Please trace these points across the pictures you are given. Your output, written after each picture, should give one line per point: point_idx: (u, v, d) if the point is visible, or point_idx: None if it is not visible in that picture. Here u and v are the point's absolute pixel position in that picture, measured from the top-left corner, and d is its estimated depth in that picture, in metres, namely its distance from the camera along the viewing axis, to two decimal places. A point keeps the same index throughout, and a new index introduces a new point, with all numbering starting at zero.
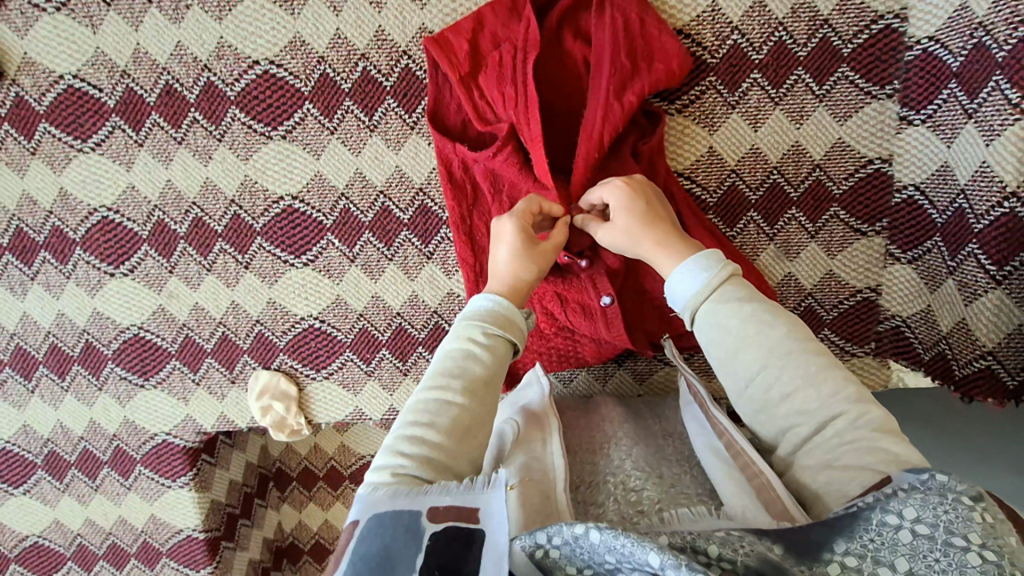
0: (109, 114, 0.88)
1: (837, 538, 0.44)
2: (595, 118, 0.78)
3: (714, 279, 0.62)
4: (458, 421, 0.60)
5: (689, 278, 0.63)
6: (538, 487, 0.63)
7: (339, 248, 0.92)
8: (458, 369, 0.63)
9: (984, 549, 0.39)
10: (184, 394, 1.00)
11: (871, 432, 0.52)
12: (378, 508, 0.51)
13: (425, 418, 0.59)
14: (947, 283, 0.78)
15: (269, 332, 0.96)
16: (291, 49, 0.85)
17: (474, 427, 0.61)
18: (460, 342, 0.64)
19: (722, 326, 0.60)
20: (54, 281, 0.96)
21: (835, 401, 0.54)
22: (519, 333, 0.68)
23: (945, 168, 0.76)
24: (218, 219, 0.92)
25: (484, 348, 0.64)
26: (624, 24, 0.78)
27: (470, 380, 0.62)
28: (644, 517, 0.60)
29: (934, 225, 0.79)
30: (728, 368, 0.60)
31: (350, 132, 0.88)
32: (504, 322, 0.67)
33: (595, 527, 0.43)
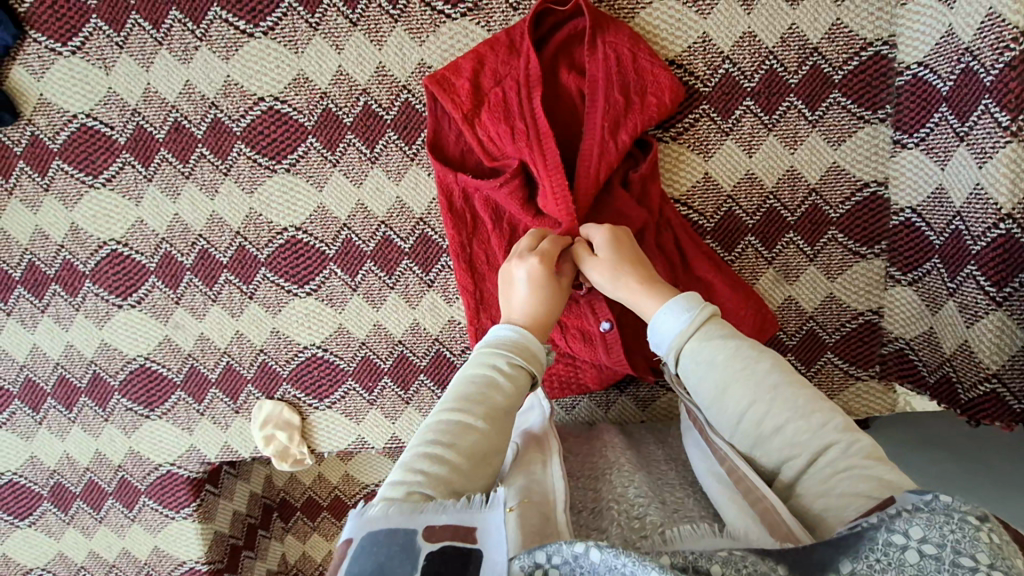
0: (119, 150, 0.91)
1: (842, 557, 0.43)
2: (589, 154, 0.80)
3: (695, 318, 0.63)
4: (477, 447, 0.59)
5: (670, 319, 0.65)
6: (539, 509, 0.62)
7: (341, 277, 0.93)
8: (478, 394, 0.62)
9: (990, 570, 0.38)
10: (188, 423, 1.01)
11: (864, 459, 0.52)
12: (374, 526, 0.49)
13: (444, 438, 0.58)
14: (948, 304, 0.77)
15: (273, 362, 0.97)
16: (295, 86, 0.88)
17: (489, 455, 0.60)
18: (483, 368, 0.64)
19: (706, 363, 0.61)
20: (64, 313, 0.98)
21: (826, 429, 0.55)
22: (538, 368, 0.68)
23: (940, 190, 0.77)
24: (223, 250, 0.93)
25: (507, 376, 0.64)
26: (617, 59, 0.80)
27: (492, 406, 0.62)
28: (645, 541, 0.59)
29: (932, 247, 0.80)
30: (720, 404, 0.60)
31: (352, 164, 0.90)
32: (528, 355, 0.67)
33: (596, 546, 0.43)
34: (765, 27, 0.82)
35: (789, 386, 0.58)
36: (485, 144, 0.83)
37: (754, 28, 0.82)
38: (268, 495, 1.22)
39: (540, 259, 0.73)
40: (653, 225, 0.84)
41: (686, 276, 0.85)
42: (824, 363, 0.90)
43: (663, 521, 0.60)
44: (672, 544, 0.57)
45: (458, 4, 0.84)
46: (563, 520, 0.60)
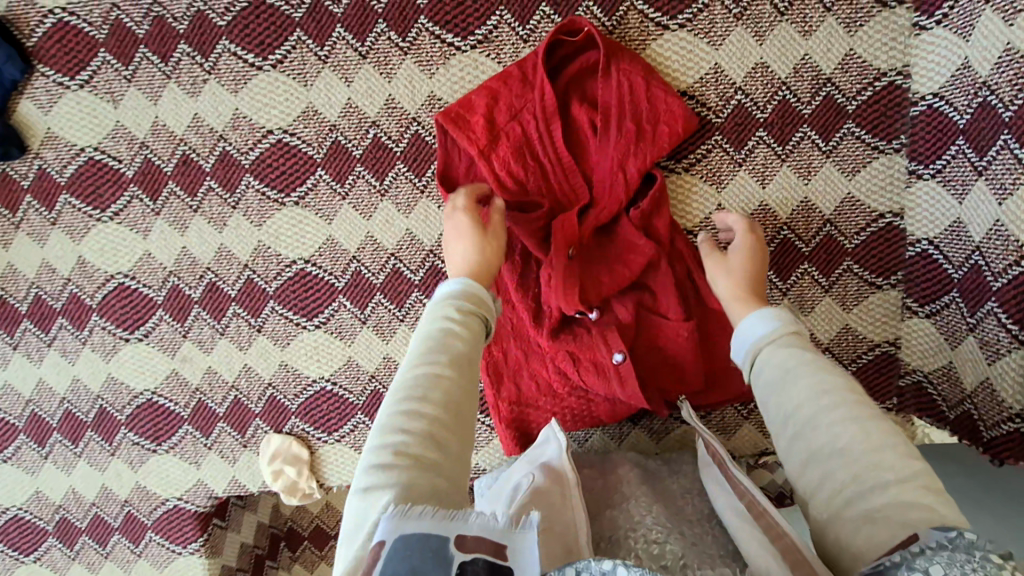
0: (127, 184, 0.90)
1: None
2: (602, 189, 0.82)
3: (777, 331, 0.63)
4: (447, 398, 0.57)
5: (750, 327, 0.66)
6: (561, 544, 0.61)
7: (350, 309, 0.92)
8: (437, 345, 0.60)
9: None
10: (196, 457, 0.99)
11: (915, 491, 0.48)
12: (406, 525, 0.47)
13: (415, 393, 0.56)
14: (967, 339, 0.76)
15: (281, 396, 0.96)
16: (304, 119, 0.87)
17: (462, 403, 0.59)
18: (436, 321, 0.62)
19: (777, 365, 0.60)
20: (70, 347, 0.97)
21: (883, 449, 0.51)
22: (490, 309, 0.67)
23: (958, 224, 0.76)
24: (231, 283, 0.93)
25: (461, 326, 0.63)
26: (630, 88, 0.80)
27: (451, 354, 0.60)
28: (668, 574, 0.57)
29: (951, 281, 0.78)
30: (775, 405, 0.58)
31: (362, 197, 0.89)
32: (477, 304, 0.66)
33: (624, 565, 0.42)
34: (778, 58, 0.82)
35: (856, 400, 0.54)
36: (498, 175, 0.82)
37: (767, 59, 0.82)
38: (275, 524, 1.20)
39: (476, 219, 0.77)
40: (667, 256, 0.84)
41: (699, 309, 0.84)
42: None
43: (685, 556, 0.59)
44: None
45: (468, 37, 0.84)
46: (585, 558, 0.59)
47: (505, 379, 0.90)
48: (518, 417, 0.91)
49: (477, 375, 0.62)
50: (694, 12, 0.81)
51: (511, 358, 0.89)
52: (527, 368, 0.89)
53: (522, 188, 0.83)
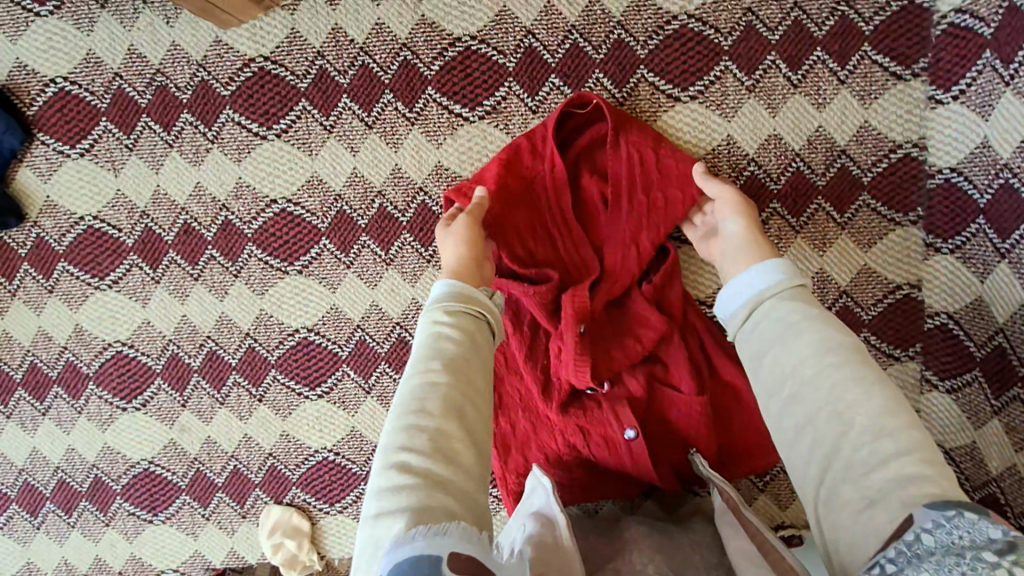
0: (127, 252, 0.89)
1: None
2: (614, 258, 0.80)
3: (778, 286, 0.58)
4: (449, 408, 0.53)
5: (751, 277, 0.60)
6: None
7: (354, 379, 0.90)
8: (431, 350, 0.56)
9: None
10: (193, 528, 0.96)
11: (918, 464, 0.44)
12: (401, 554, 0.43)
13: (413, 406, 0.53)
14: (993, 422, 0.74)
15: (282, 466, 0.93)
16: (308, 188, 0.86)
17: (467, 411, 0.54)
18: (426, 327, 0.58)
19: (780, 319, 0.55)
20: (65, 416, 0.94)
21: (891, 416, 0.46)
22: (485, 306, 0.62)
23: (980, 303, 0.75)
24: (232, 351, 0.90)
25: (456, 331, 0.58)
26: (641, 159, 0.78)
27: (448, 360, 0.55)
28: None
29: (972, 359, 0.76)
30: (767, 365, 0.54)
31: (367, 266, 0.87)
32: (469, 303, 0.61)
33: None
34: (791, 130, 0.80)
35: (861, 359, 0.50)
36: (507, 248, 0.80)
37: (780, 131, 0.81)
38: None
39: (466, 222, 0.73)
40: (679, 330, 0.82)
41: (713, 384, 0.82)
42: None
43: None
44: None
45: (476, 107, 0.83)
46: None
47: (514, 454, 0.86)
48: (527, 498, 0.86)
49: (480, 375, 0.57)
50: (705, 84, 0.81)
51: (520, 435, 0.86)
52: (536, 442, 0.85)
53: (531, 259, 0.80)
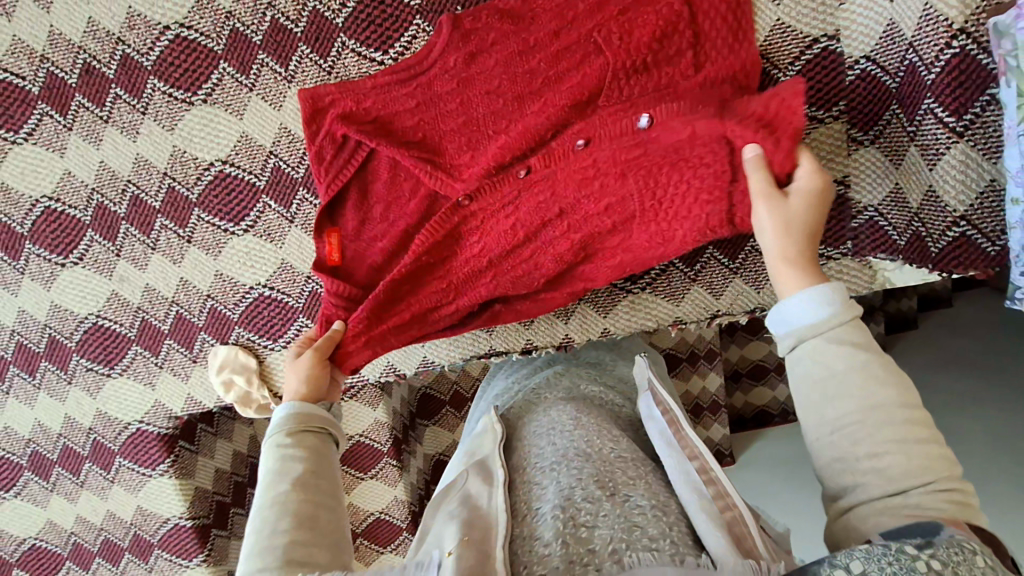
0: (35, 101, 0.88)
1: None
2: (407, 208, 0.85)
3: (830, 320, 0.49)
4: (298, 521, 0.57)
5: (796, 309, 0.51)
6: (477, 547, 0.52)
7: (276, 209, 0.90)
8: (276, 478, 0.61)
9: (929, 558, 0.36)
10: (150, 378, 1.00)
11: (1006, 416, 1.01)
12: None
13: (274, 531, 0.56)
14: (910, 150, 0.73)
15: (222, 307, 0.95)
16: (198, 9, 0.83)
17: (319, 515, 0.59)
18: (271, 461, 0.63)
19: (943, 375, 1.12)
20: (10, 278, 0.96)
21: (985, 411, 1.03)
22: (324, 422, 0.69)
23: (892, 26, 0.71)
24: (154, 194, 0.91)
25: (301, 450, 0.64)
26: (393, 176, 0.86)
27: (294, 481, 0.60)
28: (593, 559, 0.49)
29: (890, 94, 0.74)
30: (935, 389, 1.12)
31: (269, 86, 0.86)
32: (314, 429, 0.67)
33: None
34: None
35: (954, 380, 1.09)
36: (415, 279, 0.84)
37: None
38: (254, 454, 1.21)
39: (312, 357, 0.77)
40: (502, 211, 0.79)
41: (678, 20, 0.75)
42: None
43: (615, 535, 0.50)
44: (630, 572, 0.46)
45: None
46: (501, 558, 0.51)
47: (353, 93, 0.82)
48: (336, 272, 0.87)
49: (331, 488, 0.62)
50: None
51: (378, 108, 0.82)
52: (391, 191, 0.86)
53: (421, 281, 0.84)
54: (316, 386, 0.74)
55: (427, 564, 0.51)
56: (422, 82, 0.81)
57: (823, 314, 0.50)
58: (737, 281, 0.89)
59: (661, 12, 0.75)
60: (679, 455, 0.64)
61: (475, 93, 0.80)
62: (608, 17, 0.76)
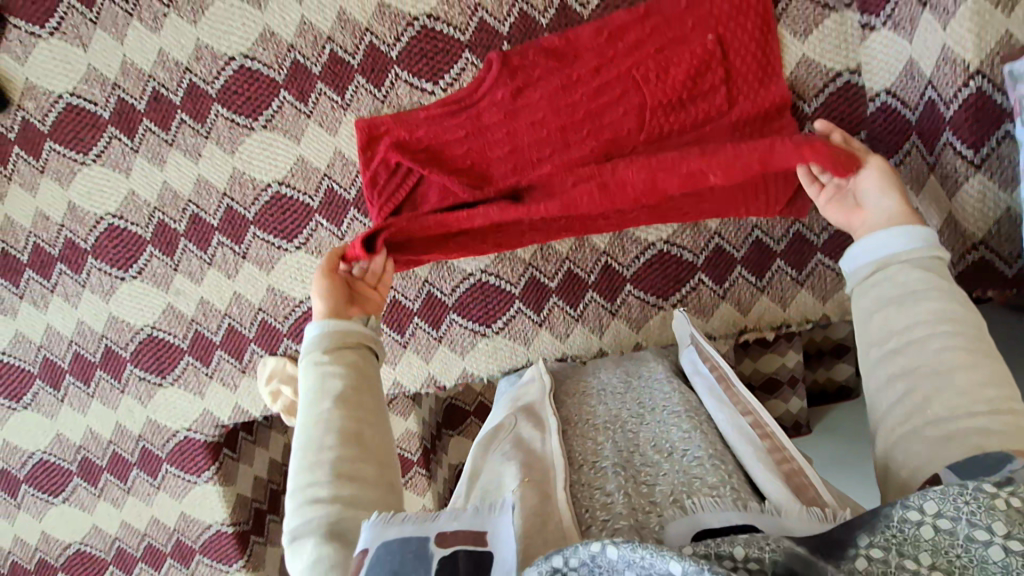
0: (106, 125, 0.94)
1: (858, 532, 0.39)
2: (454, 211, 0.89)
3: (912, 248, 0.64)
4: (343, 437, 0.60)
5: (891, 237, 0.66)
6: (538, 487, 0.57)
7: (328, 228, 0.96)
8: (318, 395, 0.63)
9: (1008, 496, 0.37)
10: (199, 389, 1.04)
11: None
12: (389, 535, 0.50)
13: (322, 450, 0.59)
14: (930, 179, 0.77)
15: (272, 320, 1.00)
16: (262, 42, 0.90)
17: (363, 431, 0.62)
18: (308, 376, 0.65)
19: None
20: (71, 291, 1.02)
21: None
22: (359, 339, 0.70)
23: (912, 64, 0.76)
24: (212, 213, 0.96)
25: (339, 365, 0.66)
26: (434, 196, 0.89)
27: (336, 397, 0.63)
28: (656, 508, 0.55)
29: (910, 125, 0.79)
30: None
31: (326, 113, 0.92)
32: (350, 345, 0.69)
33: (612, 542, 0.36)
34: None
35: None
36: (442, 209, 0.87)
37: None
38: (288, 463, 1.25)
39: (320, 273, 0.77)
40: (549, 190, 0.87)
41: (710, 58, 0.81)
42: (815, 265, 0.90)
43: (676, 489, 0.56)
44: (692, 515, 0.51)
45: None
46: (564, 497, 0.56)
47: (403, 122, 0.88)
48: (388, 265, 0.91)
49: (371, 404, 0.65)
50: None
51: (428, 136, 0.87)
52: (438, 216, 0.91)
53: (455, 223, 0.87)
54: (337, 303, 0.75)
55: (500, 506, 0.54)
56: (471, 114, 0.87)
57: (907, 244, 0.65)
58: (763, 298, 0.92)
59: (696, 51, 0.80)
60: (731, 409, 0.68)
61: (521, 124, 0.86)
62: (646, 54, 0.82)
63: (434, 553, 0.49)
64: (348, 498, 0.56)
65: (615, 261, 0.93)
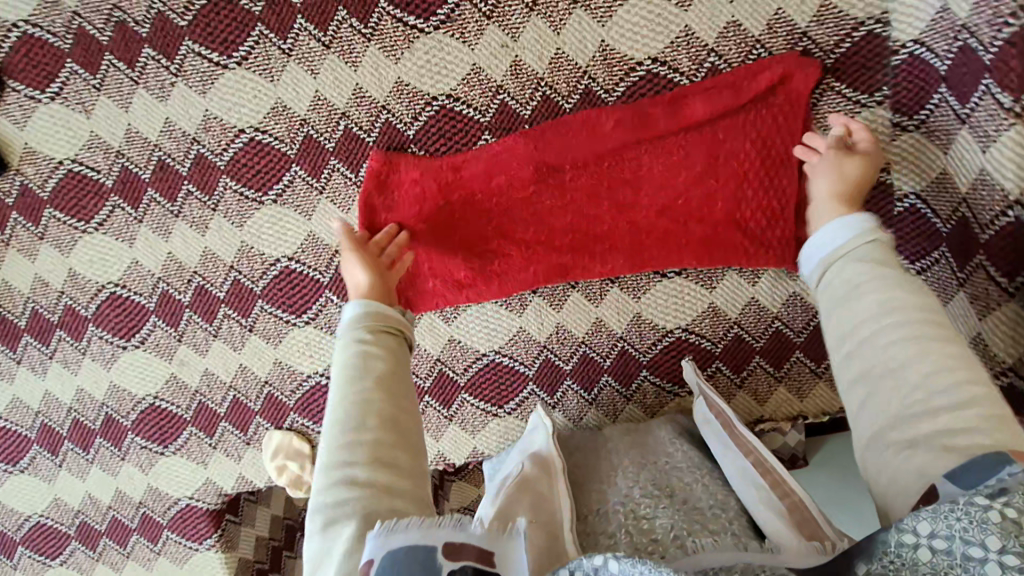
0: (109, 194, 0.91)
1: (859, 560, 0.41)
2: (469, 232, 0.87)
3: (860, 235, 0.64)
4: (379, 419, 0.59)
5: (839, 230, 0.66)
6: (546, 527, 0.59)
7: (338, 304, 0.93)
8: (356, 374, 0.62)
9: (1003, 506, 0.38)
10: (202, 458, 1.02)
11: None
12: (395, 542, 0.49)
13: (355, 432, 0.58)
14: (957, 296, 0.74)
15: (278, 393, 0.98)
16: (274, 115, 0.86)
17: (399, 415, 0.61)
18: (347, 354, 0.65)
19: None
20: (71, 358, 0.99)
21: None
22: (395, 326, 0.70)
23: (945, 175, 0.74)
24: (219, 285, 0.94)
25: (379, 349, 0.66)
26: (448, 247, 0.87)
27: (373, 378, 0.62)
28: (657, 546, 0.57)
29: (940, 236, 0.76)
30: None
31: (339, 190, 0.89)
32: (390, 332, 0.68)
33: (613, 556, 0.41)
34: (750, 15, 0.77)
35: None
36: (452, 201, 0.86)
37: (738, 16, 0.77)
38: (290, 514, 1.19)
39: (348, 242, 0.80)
40: (567, 198, 0.85)
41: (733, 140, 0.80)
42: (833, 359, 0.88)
43: (675, 524, 0.58)
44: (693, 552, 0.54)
45: (431, 17, 0.80)
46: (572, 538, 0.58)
47: (421, 197, 0.86)
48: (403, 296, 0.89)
49: (407, 389, 0.64)
50: None
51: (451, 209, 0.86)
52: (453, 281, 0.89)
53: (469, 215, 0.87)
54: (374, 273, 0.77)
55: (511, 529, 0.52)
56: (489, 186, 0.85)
57: (852, 233, 0.64)
58: (781, 389, 0.91)
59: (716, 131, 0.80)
60: (735, 453, 0.72)
61: (540, 189, 0.85)
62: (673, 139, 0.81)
63: (439, 565, 0.48)
64: (381, 483, 0.55)
65: (631, 347, 0.91)
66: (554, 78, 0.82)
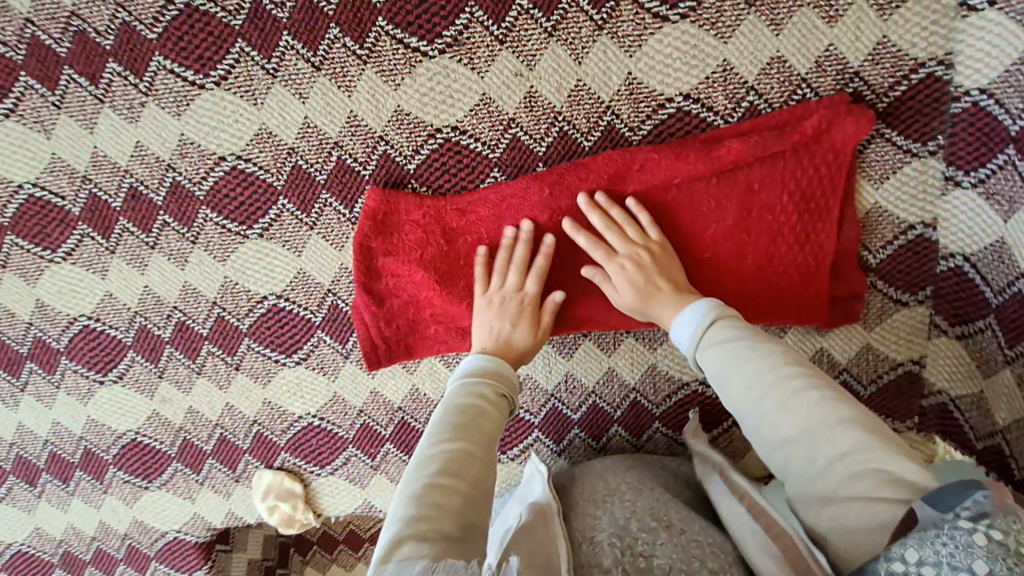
0: (75, 222, 0.82)
1: None
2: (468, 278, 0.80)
3: (707, 318, 0.62)
4: (474, 474, 0.55)
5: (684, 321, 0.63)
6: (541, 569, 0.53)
7: (331, 344, 0.87)
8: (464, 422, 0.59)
9: (986, 529, 0.41)
10: (190, 493, 0.98)
11: None
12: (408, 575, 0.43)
13: (446, 478, 0.53)
14: (1004, 371, 0.68)
15: (268, 433, 0.93)
16: (258, 143, 0.77)
17: (488, 478, 0.56)
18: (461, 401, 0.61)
19: None
20: (44, 391, 0.92)
21: None
22: (511, 392, 0.67)
23: (1001, 244, 0.67)
24: (202, 322, 0.86)
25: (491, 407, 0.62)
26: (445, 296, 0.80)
27: (482, 434, 0.58)
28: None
29: (988, 305, 0.70)
30: None
31: (331, 226, 0.81)
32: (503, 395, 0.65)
33: None
34: (797, 51, 0.68)
35: None
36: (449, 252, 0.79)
37: (784, 52, 0.68)
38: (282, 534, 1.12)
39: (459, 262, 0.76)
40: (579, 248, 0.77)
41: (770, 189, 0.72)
42: None
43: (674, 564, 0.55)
44: None
45: (435, 40, 0.71)
46: None
47: (421, 239, 0.78)
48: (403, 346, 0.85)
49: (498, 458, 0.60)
50: None
51: (454, 254, 0.78)
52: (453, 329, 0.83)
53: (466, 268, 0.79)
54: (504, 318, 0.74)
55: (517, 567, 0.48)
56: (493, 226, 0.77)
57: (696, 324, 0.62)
58: None
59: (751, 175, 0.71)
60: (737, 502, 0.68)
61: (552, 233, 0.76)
62: (703, 185, 0.72)
63: None
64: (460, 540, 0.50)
65: (644, 399, 0.86)
66: (572, 113, 0.73)
